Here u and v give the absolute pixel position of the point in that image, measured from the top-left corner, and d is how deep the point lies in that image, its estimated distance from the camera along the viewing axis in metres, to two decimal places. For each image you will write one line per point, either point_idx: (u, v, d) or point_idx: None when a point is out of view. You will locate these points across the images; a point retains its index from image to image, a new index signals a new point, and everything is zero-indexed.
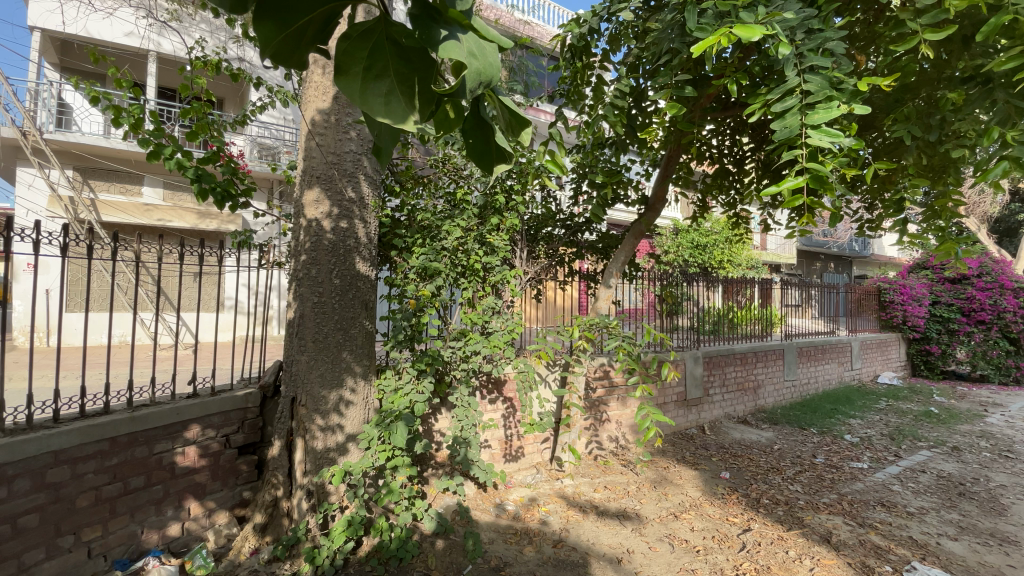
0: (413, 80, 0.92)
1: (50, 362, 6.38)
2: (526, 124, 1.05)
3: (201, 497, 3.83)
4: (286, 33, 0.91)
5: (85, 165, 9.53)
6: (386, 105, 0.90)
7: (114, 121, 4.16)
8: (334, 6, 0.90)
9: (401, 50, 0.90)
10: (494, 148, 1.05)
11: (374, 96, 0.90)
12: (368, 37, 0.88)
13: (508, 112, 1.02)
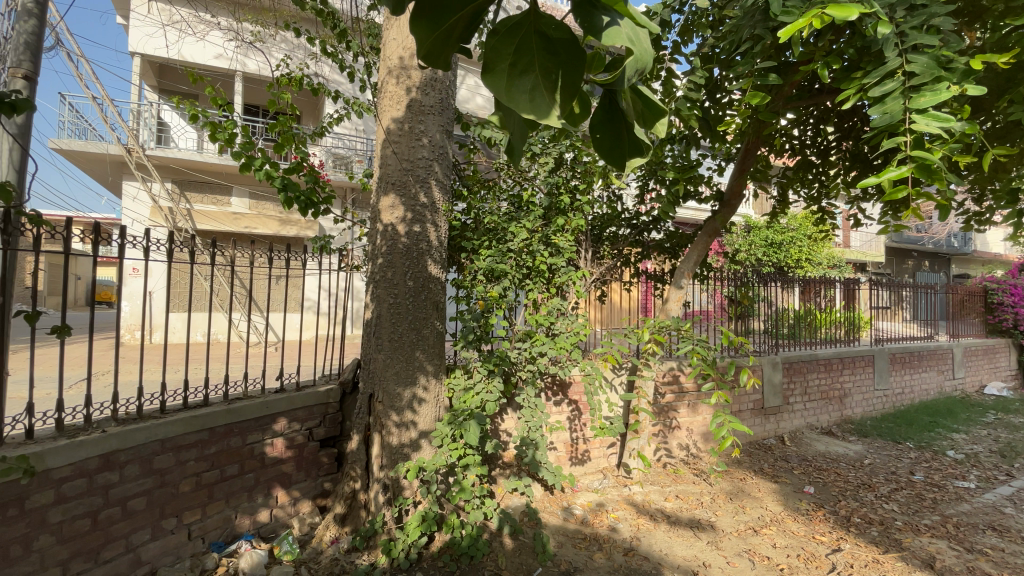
0: (558, 74, 0.82)
1: (157, 358, 7.08)
2: (661, 113, 1.01)
3: (287, 486, 4.08)
4: (437, 33, 0.90)
5: (182, 178, 10.47)
6: (528, 101, 0.80)
7: (211, 137, 4.53)
8: (480, 4, 0.87)
9: (548, 44, 0.82)
10: (626, 141, 1.02)
11: (517, 94, 0.81)
12: (516, 32, 0.82)
13: (641, 102, 0.99)
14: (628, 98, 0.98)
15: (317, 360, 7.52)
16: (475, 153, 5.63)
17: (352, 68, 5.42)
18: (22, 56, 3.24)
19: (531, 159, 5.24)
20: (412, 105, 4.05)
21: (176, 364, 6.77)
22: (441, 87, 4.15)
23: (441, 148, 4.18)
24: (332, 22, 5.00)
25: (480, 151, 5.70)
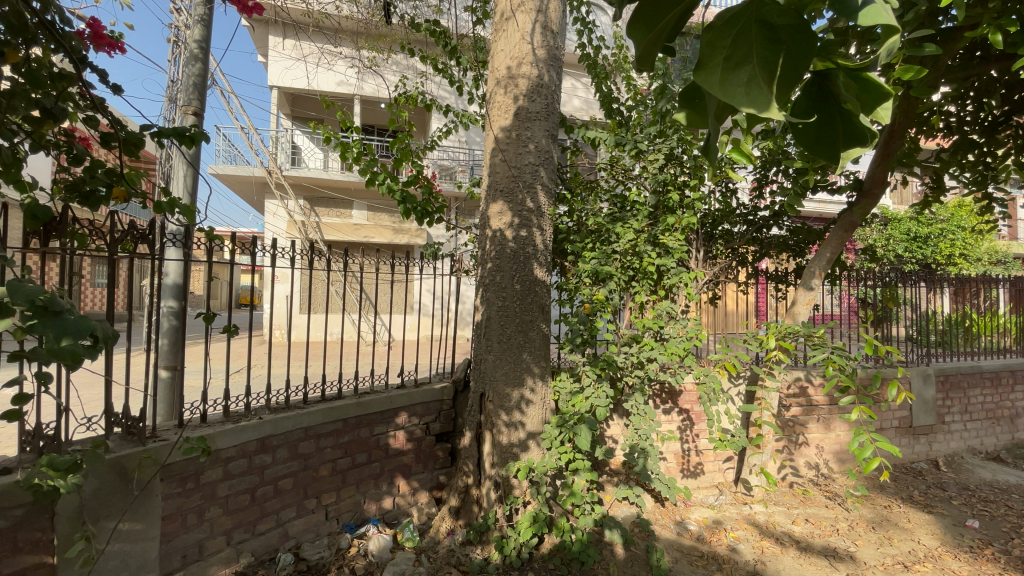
0: (783, 60, 0.63)
1: (293, 355, 7.98)
2: (887, 95, 0.69)
3: (407, 476, 4.37)
4: (653, 35, 0.87)
5: (312, 195, 11.75)
6: (748, 96, 0.60)
7: (341, 156, 4.99)
8: (689, 3, 0.81)
9: (775, 30, 0.64)
10: (841, 138, 0.76)
11: (733, 90, 0.61)
12: (737, 18, 0.65)
13: (862, 87, 0.71)
14: (842, 84, 0.72)
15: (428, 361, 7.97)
16: (578, 155, 5.61)
17: (460, 82, 5.68)
18: (192, 95, 4.01)
19: (636, 157, 5.02)
20: (519, 113, 4.14)
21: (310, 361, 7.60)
22: (546, 93, 4.20)
23: (546, 153, 4.22)
24: (443, 40, 5.27)
25: (582, 153, 5.66)
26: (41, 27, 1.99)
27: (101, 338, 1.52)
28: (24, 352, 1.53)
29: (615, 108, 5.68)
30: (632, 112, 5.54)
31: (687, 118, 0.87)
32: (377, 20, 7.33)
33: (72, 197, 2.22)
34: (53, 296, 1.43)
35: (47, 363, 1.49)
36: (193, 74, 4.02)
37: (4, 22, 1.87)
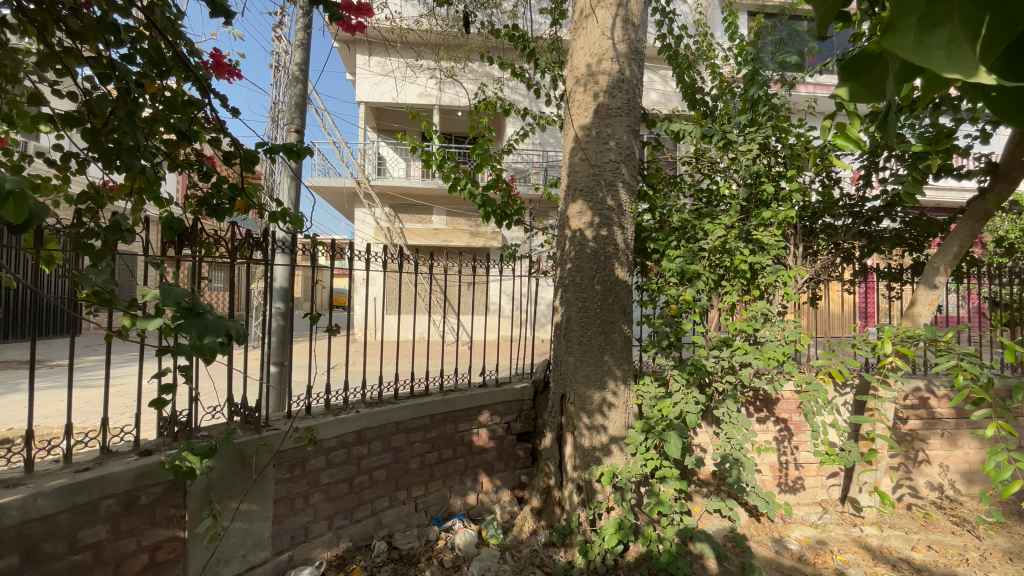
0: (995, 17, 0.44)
1: (380, 354, 8.45)
2: None
3: (491, 474, 4.46)
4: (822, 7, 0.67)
5: (397, 202, 12.41)
6: (946, 60, 0.42)
7: (426, 164, 5.18)
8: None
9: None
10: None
11: (926, 53, 0.43)
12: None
13: None
14: None
15: (507, 362, 8.08)
16: (658, 150, 5.42)
17: (537, 84, 5.71)
18: (294, 114, 4.37)
19: (724, 148, 4.74)
20: (599, 110, 4.06)
21: (396, 360, 8.00)
22: (627, 88, 4.10)
23: (628, 150, 4.10)
24: (522, 44, 5.32)
25: (663, 149, 5.48)
26: (177, 61, 2.25)
27: (233, 335, 1.68)
28: (171, 347, 1.72)
29: (699, 98, 5.42)
30: (717, 102, 5.25)
31: (848, 94, 0.68)
32: (456, 31, 7.59)
33: (204, 210, 2.50)
34: (196, 299, 1.60)
35: (189, 357, 1.68)
36: (295, 95, 4.38)
37: (147, 57, 2.08)
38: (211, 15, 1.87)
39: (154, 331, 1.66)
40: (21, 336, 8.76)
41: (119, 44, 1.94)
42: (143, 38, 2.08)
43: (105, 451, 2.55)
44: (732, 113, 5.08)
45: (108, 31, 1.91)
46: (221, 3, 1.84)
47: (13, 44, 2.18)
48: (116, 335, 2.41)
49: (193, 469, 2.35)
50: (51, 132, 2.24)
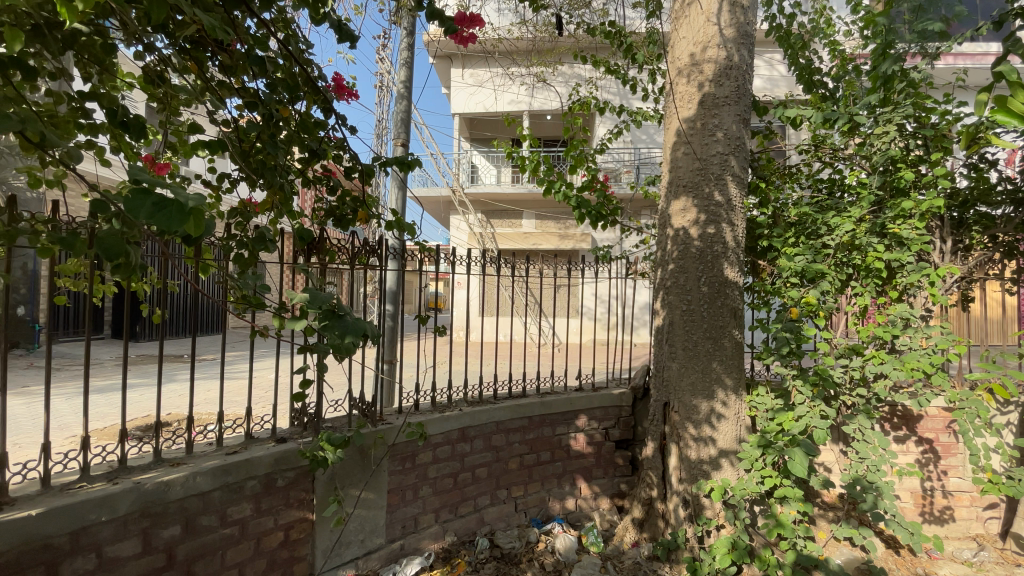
0: None
1: (475, 355, 8.70)
2: None
3: (589, 480, 4.39)
4: None
5: (489, 208, 12.72)
6: None
7: (521, 169, 5.22)
8: None
9: None
10: None
11: None
12: None
13: None
14: None
15: (601, 366, 7.93)
16: (769, 140, 5.01)
17: (634, 80, 5.53)
18: (399, 129, 4.65)
19: (850, 133, 4.25)
20: (704, 100, 3.84)
21: (490, 362, 8.20)
22: (736, 74, 3.83)
23: (738, 140, 3.83)
24: (618, 40, 5.19)
25: (776, 138, 5.04)
26: (308, 86, 2.47)
27: (369, 335, 1.79)
28: (311, 345, 1.89)
29: (817, 80, 4.92)
30: (839, 82, 4.73)
31: None
32: (547, 35, 7.63)
33: (331, 221, 2.75)
34: (338, 302, 1.73)
35: (329, 355, 1.83)
36: (400, 111, 4.65)
37: (285, 85, 2.31)
38: (337, 39, 2.03)
39: (300, 332, 1.82)
40: (181, 333, 10.25)
41: (262, 73, 2.16)
42: (280, 67, 2.31)
43: (248, 437, 2.84)
44: (858, 93, 4.55)
45: (253, 63, 2.14)
46: (346, 28, 1.99)
47: (175, 80, 2.51)
48: (259, 333, 2.71)
49: (323, 457, 2.55)
50: (205, 156, 2.55)
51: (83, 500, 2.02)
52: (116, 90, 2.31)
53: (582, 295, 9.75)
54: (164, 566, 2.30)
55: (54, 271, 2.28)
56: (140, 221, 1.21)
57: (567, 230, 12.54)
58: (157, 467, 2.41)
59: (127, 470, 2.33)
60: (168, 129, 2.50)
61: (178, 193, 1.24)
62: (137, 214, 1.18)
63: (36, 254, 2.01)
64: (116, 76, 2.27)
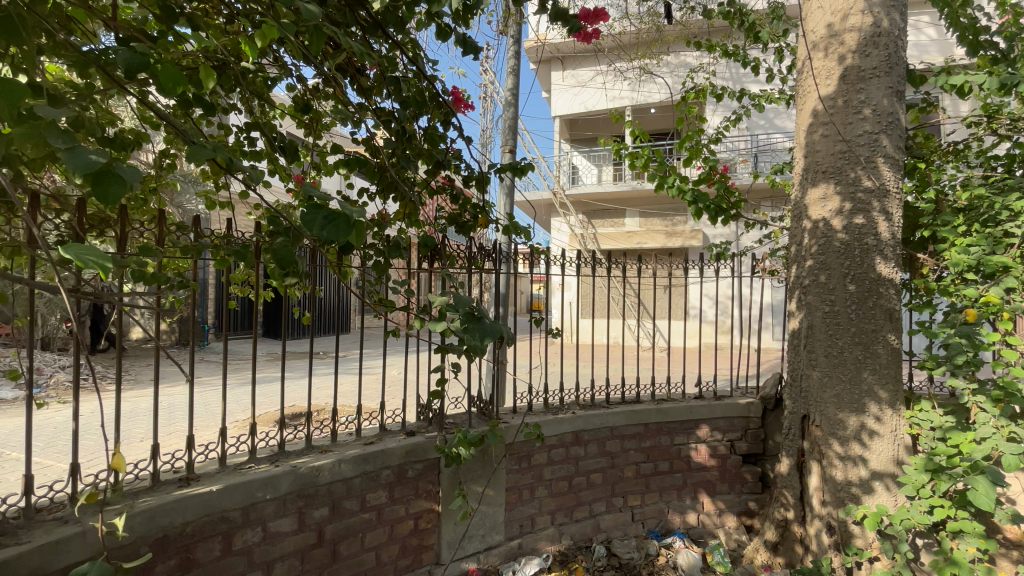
0: None
1: (581, 357, 8.61)
2: None
3: (712, 495, 4.11)
4: None
5: (592, 208, 12.51)
6: None
7: (630, 165, 4.91)
8: None
9: None
10: None
11: None
12: None
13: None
14: None
15: (716, 371, 7.42)
16: (927, 113, 4.30)
17: (756, 61, 5.06)
18: (508, 134, 4.73)
19: None
20: (847, 74, 3.40)
21: (597, 364, 8.07)
22: (887, 41, 3.33)
23: (890, 115, 3.33)
24: (739, 18, 4.79)
25: (936, 110, 4.29)
26: (432, 100, 2.59)
27: (506, 337, 1.81)
28: (450, 346, 1.96)
29: (992, 37, 4.14)
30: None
31: None
32: (652, 25, 7.30)
33: (454, 227, 2.88)
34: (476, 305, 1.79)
35: (465, 356, 1.88)
36: (508, 118, 4.74)
37: (413, 101, 2.46)
38: (463, 53, 2.11)
39: (439, 333, 1.90)
40: (329, 331, 11.56)
41: (395, 92, 2.33)
42: (410, 85, 2.46)
43: (381, 429, 3.06)
44: None
45: (388, 83, 2.30)
46: (471, 40, 2.06)
47: (319, 107, 2.78)
48: (392, 334, 3.01)
49: (450, 453, 2.66)
50: (344, 174, 2.80)
51: (252, 478, 2.31)
52: (273, 119, 2.62)
53: (691, 294, 9.24)
54: (315, 543, 2.55)
55: (229, 279, 2.65)
56: (314, 233, 1.35)
57: (674, 226, 11.90)
58: (309, 453, 2.69)
59: (285, 454, 2.63)
60: (314, 151, 2.79)
61: (343, 206, 1.36)
62: (311, 226, 1.31)
63: (217, 265, 2.34)
64: (274, 107, 2.58)
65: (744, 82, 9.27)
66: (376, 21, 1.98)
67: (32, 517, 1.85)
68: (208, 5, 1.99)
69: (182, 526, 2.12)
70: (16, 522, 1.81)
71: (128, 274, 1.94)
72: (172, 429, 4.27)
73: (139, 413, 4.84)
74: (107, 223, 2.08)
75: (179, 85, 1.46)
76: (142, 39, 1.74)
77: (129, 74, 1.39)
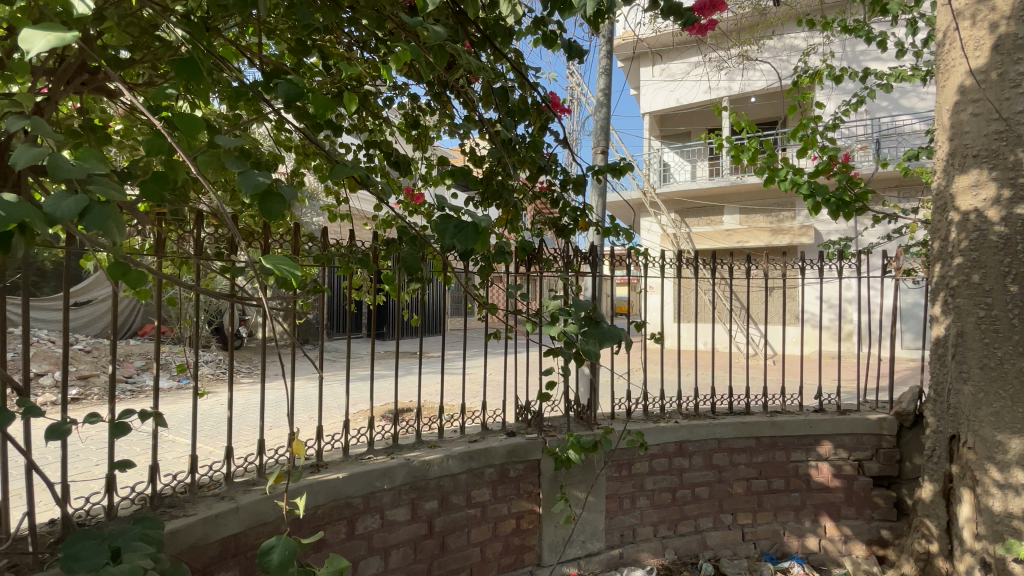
0: None
1: (677, 362, 8.27)
2: None
3: (836, 519, 3.72)
4: None
5: (685, 207, 11.92)
6: None
7: (735, 159, 4.58)
8: None
9: None
10: None
11: None
12: None
13: None
14: None
15: (832, 384, 6.74)
16: None
17: (882, 36, 4.51)
18: (602, 135, 4.66)
19: None
20: (1001, 43, 2.92)
21: (693, 371, 7.69)
22: None
23: None
24: None
25: None
26: (533, 108, 2.63)
27: (623, 342, 1.80)
28: (560, 350, 1.98)
29: None
30: None
31: None
32: (752, 9, 6.82)
33: (555, 231, 2.89)
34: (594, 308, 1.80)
35: (575, 360, 1.89)
36: (601, 119, 4.67)
37: (516, 109, 2.53)
38: (568, 58, 2.12)
39: (551, 336, 1.92)
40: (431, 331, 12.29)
41: (500, 102, 2.40)
42: (514, 94, 2.52)
43: (484, 428, 3.16)
44: None
45: (494, 94, 2.38)
46: (577, 45, 2.06)
47: (425, 122, 2.94)
48: (493, 335, 3.09)
49: (557, 455, 2.67)
50: (449, 184, 2.94)
51: (372, 468, 2.49)
52: (385, 135, 2.81)
53: (799, 298, 8.62)
54: (426, 534, 2.69)
55: (349, 285, 2.90)
56: (446, 242, 1.46)
57: (780, 223, 11.01)
58: (420, 447, 2.84)
59: (399, 448, 2.81)
60: (422, 163, 2.95)
61: (472, 215, 1.44)
62: (444, 235, 1.42)
63: (341, 272, 2.55)
64: (387, 125, 2.77)
65: (862, 61, 8.57)
66: (485, 36, 2.06)
67: (197, 491, 2.13)
68: (334, 36, 2.19)
69: (313, 510, 2.32)
70: (186, 495, 2.08)
71: (272, 280, 2.19)
72: (292, 419, 4.82)
73: (272, 403, 5.49)
74: (254, 236, 2.36)
75: (326, 111, 1.64)
76: (284, 70, 1.96)
77: (287, 103, 1.58)
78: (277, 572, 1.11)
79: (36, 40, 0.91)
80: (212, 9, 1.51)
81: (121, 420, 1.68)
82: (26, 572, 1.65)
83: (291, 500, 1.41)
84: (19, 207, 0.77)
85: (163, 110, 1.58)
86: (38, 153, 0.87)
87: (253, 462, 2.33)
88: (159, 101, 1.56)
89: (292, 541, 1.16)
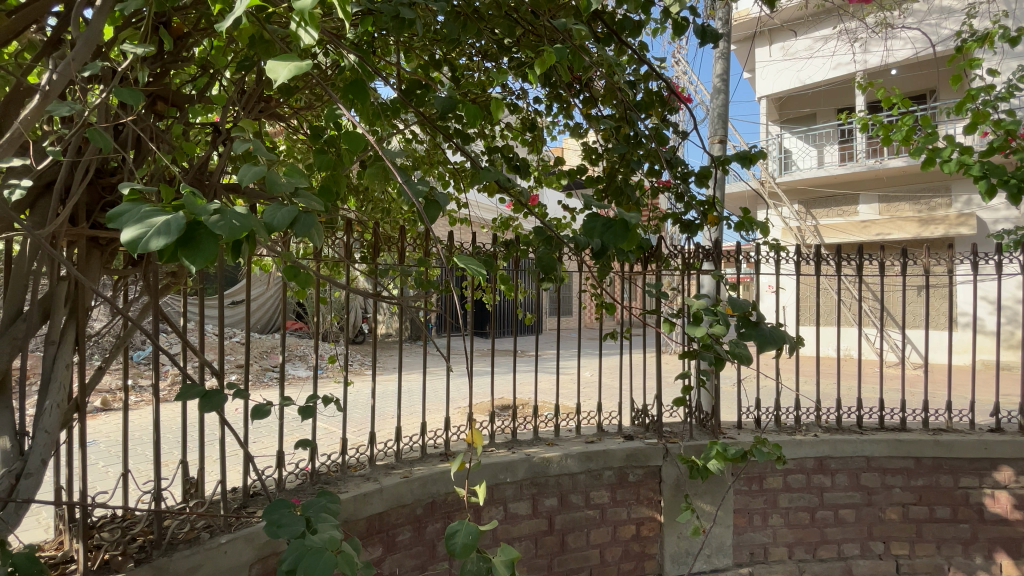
0: None
1: (804, 368, 7.58)
2: None
3: (1017, 557, 3.15)
4: None
5: (811, 197, 10.79)
6: None
7: (882, 141, 4.00)
8: None
9: None
10: None
11: None
12: None
13: None
14: None
15: (1002, 398, 5.75)
16: None
17: None
18: (718, 125, 4.37)
19: None
20: None
21: (825, 379, 7.00)
22: None
23: None
24: None
25: None
26: (655, 101, 2.55)
27: (784, 345, 1.67)
28: (703, 353, 1.88)
29: None
30: None
31: None
32: None
33: (681, 227, 2.74)
34: (751, 309, 1.69)
35: (722, 363, 1.78)
36: (716, 107, 4.38)
37: (642, 103, 2.45)
38: (700, 43, 2.01)
39: (692, 338, 1.85)
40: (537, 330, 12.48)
41: (622, 99, 2.36)
42: (637, 88, 2.46)
43: (600, 429, 3.12)
44: None
45: (617, 90, 2.34)
46: (710, 28, 1.95)
47: (540, 123, 2.97)
48: (612, 336, 3.02)
49: (692, 464, 2.53)
50: (564, 184, 2.94)
51: (496, 462, 2.58)
52: (503, 140, 2.89)
53: (956, 298, 7.67)
54: (546, 530, 2.72)
55: (470, 285, 3.03)
56: (592, 240, 1.47)
57: (930, 212, 9.57)
58: (539, 444, 2.89)
59: (519, 444, 2.88)
60: (538, 164, 2.98)
61: (620, 213, 1.43)
62: (592, 233, 1.44)
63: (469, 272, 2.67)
64: (505, 129, 2.84)
65: None
66: (611, 31, 2.03)
67: (346, 471, 2.36)
68: (460, 48, 2.30)
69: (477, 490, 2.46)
70: (337, 474, 2.32)
71: (412, 281, 2.36)
72: (416, 410, 5.20)
73: (398, 394, 5.99)
74: (392, 242, 2.56)
75: (473, 119, 1.73)
76: (420, 83, 2.09)
77: (440, 114, 1.71)
78: (460, 554, 1.13)
79: (278, 68, 0.99)
80: (367, 33, 1.67)
81: (304, 404, 1.90)
82: (219, 532, 1.95)
83: (474, 492, 1.33)
84: (249, 218, 0.90)
85: (326, 128, 1.77)
86: (261, 170, 1.01)
87: (390, 450, 2.53)
88: (327, 121, 1.74)
89: (472, 527, 1.17)
